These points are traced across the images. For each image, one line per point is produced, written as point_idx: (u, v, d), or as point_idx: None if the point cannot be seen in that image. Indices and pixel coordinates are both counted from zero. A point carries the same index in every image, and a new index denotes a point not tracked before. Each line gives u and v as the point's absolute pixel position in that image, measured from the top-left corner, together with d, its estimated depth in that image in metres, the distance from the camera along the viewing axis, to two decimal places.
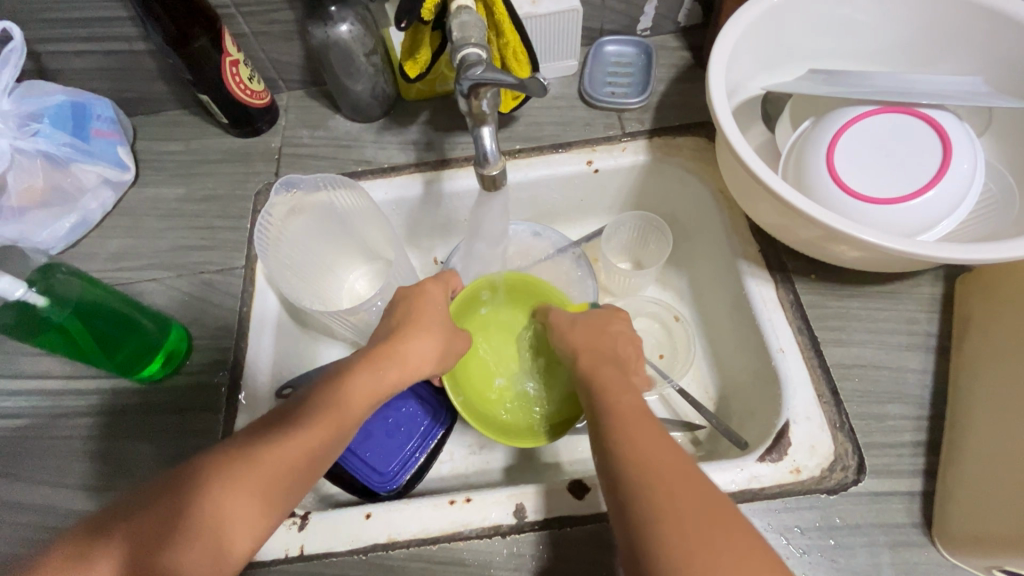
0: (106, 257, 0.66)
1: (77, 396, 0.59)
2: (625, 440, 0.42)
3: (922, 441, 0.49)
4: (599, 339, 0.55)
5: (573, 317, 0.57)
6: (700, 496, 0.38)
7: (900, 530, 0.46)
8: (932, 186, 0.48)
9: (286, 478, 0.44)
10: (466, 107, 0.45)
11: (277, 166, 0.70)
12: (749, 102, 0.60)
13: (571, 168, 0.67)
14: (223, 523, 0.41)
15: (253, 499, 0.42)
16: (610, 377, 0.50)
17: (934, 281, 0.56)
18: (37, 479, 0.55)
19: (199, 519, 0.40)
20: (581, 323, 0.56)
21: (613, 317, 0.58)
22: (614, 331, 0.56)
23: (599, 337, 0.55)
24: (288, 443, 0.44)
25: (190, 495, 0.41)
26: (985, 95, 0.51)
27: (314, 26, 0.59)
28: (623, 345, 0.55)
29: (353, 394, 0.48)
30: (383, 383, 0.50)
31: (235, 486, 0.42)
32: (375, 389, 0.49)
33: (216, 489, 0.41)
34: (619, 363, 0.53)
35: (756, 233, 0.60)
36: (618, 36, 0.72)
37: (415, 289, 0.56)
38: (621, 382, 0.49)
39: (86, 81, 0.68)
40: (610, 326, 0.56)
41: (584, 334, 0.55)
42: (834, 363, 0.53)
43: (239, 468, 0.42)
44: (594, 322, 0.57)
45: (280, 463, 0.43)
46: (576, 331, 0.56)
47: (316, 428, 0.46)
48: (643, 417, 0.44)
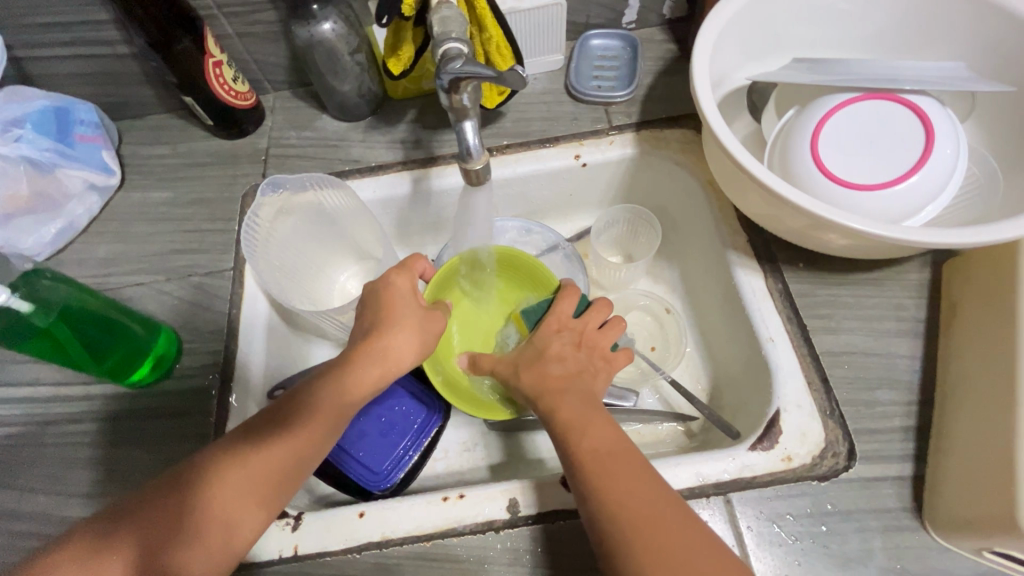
0: (94, 263, 0.66)
1: (67, 403, 0.58)
2: (610, 473, 0.43)
3: (912, 426, 0.50)
4: (546, 371, 0.53)
5: (545, 354, 0.54)
6: (666, 539, 0.40)
7: (891, 515, 0.47)
8: (917, 171, 0.48)
9: (283, 485, 0.45)
10: (447, 102, 0.44)
11: (264, 167, 0.70)
12: (734, 92, 0.60)
13: (560, 163, 0.67)
14: (227, 535, 0.42)
15: (254, 509, 0.44)
16: (571, 404, 0.49)
17: (921, 266, 0.56)
18: (29, 487, 0.55)
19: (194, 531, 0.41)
20: (552, 360, 0.53)
21: (547, 331, 0.57)
22: (552, 351, 0.54)
23: (550, 363, 0.53)
24: (281, 451, 0.45)
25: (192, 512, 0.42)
26: (968, 80, 0.51)
27: (297, 25, 0.59)
28: (572, 355, 0.54)
29: (338, 394, 0.48)
30: (369, 378, 0.50)
31: (235, 500, 0.43)
32: (359, 384, 0.49)
33: (217, 504, 0.43)
34: (574, 380, 0.52)
35: (744, 223, 0.60)
36: (603, 30, 0.72)
37: (380, 282, 0.54)
38: (579, 407, 0.48)
39: (70, 86, 0.67)
40: (556, 348, 0.55)
41: (532, 372, 0.53)
42: (823, 350, 0.53)
43: (236, 483, 0.43)
44: (534, 357, 0.55)
45: (276, 475, 0.45)
46: (525, 373, 0.53)
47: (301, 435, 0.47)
48: (606, 457, 0.44)
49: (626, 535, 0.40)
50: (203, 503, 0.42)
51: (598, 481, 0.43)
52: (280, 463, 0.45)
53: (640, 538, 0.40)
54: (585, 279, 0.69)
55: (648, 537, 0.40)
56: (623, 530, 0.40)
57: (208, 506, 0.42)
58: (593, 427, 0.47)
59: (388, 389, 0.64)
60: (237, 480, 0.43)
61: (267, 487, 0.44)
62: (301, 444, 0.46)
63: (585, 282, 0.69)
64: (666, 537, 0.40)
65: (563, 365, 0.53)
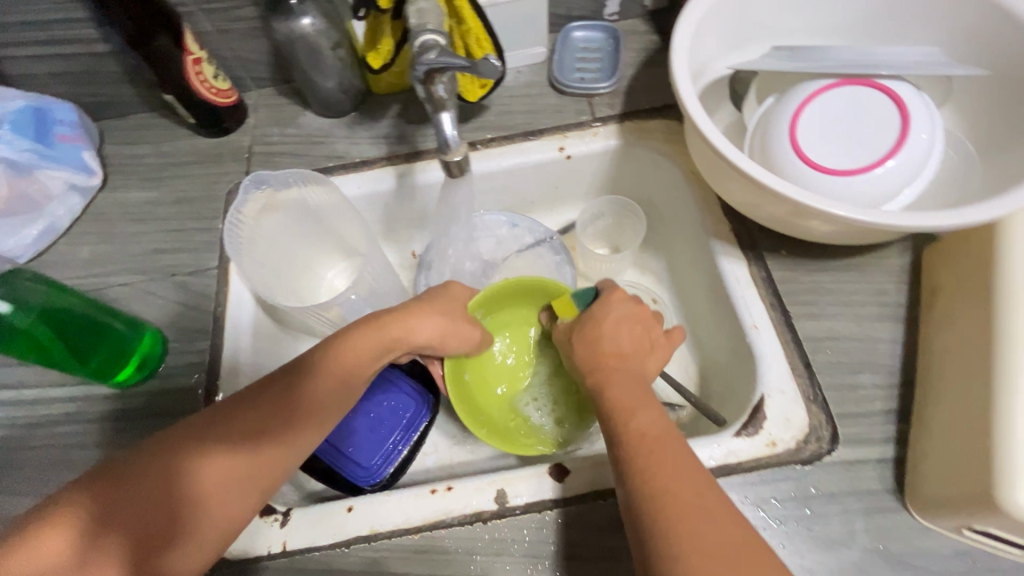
0: (78, 264, 0.65)
1: (52, 404, 0.58)
2: (655, 450, 0.42)
3: (894, 409, 0.50)
4: (601, 347, 0.51)
5: (602, 325, 0.52)
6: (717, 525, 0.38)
7: (874, 496, 0.47)
8: (894, 155, 0.49)
9: (286, 459, 0.46)
10: (424, 93, 0.44)
11: (248, 165, 0.69)
12: (716, 82, 0.60)
13: (544, 155, 0.67)
14: (226, 507, 0.42)
15: (256, 482, 0.44)
16: (623, 380, 0.48)
17: (902, 251, 0.56)
18: (15, 489, 0.55)
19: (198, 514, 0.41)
20: (609, 333, 0.52)
21: (610, 301, 0.54)
22: (611, 324, 0.52)
23: (608, 336, 0.51)
24: (287, 426, 0.46)
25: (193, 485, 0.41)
26: (944, 65, 0.51)
27: (276, 21, 0.58)
28: (630, 328, 0.52)
29: (349, 369, 0.49)
30: (382, 359, 0.51)
31: (237, 474, 0.43)
32: (369, 362, 0.49)
33: (218, 477, 0.42)
34: (630, 357, 0.50)
35: (727, 212, 0.60)
36: (586, 22, 0.72)
37: (440, 288, 0.56)
38: (632, 387, 0.47)
39: (49, 87, 0.67)
40: (615, 323, 0.52)
41: (590, 345, 0.51)
42: (806, 336, 0.54)
43: (240, 456, 0.43)
44: (593, 328, 0.52)
45: (279, 449, 0.45)
46: (581, 346, 0.52)
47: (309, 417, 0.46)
48: (659, 436, 0.43)
49: (676, 511, 0.38)
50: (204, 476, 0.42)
51: (649, 456, 0.42)
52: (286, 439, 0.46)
53: (689, 517, 0.38)
54: (572, 272, 0.70)
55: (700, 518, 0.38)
56: (668, 505, 0.39)
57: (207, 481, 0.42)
58: (645, 409, 0.45)
59: (376, 385, 0.63)
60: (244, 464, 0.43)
61: (269, 461, 0.45)
62: (308, 420, 0.46)
63: (572, 274, 0.69)
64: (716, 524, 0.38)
65: (619, 340, 0.51)
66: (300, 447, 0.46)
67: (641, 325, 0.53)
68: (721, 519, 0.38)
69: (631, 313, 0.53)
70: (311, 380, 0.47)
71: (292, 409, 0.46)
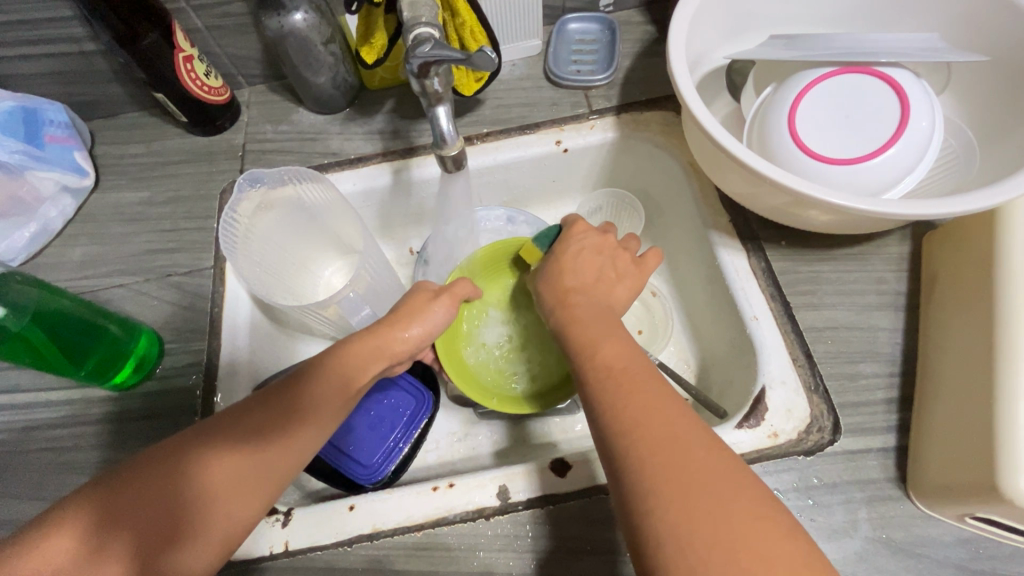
0: (72, 266, 0.65)
1: (49, 408, 0.58)
2: (631, 392, 0.41)
3: (895, 398, 0.50)
4: (563, 280, 0.54)
5: (565, 259, 0.55)
6: (696, 459, 0.37)
7: (876, 486, 0.47)
8: (894, 144, 0.48)
9: (289, 466, 0.44)
10: (419, 87, 0.44)
11: (241, 163, 0.69)
12: (713, 72, 0.60)
13: (541, 149, 0.67)
14: (228, 512, 0.41)
15: (259, 488, 0.42)
16: (587, 314, 0.50)
17: (901, 239, 0.56)
18: (13, 494, 0.54)
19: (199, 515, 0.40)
20: (572, 266, 0.54)
21: (573, 237, 0.57)
22: (573, 259, 0.55)
23: (570, 269, 0.54)
24: (290, 430, 0.44)
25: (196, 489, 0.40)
26: (943, 51, 0.51)
27: (266, 16, 0.57)
28: (591, 257, 0.55)
29: (355, 369, 0.48)
30: (388, 362, 0.50)
31: (240, 479, 0.42)
32: (375, 363, 0.49)
33: (221, 482, 0.41)
34: (593, 288, 0.53)
35: (725, 203, 0.60)
36: (581, 14, 0.71)
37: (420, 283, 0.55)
38: (597, 321, 0.49)
39: (37, 86, 0.66)
40: (577, 256, 0.55)
41: (553, 278, 0.54)
42: (807, 327, 0.54)
43: (244, 460, 0.42)
44: (556, 262, 0.55)
45: (282, 454, 0.43)
46: (545, 281, 0.55)
47: (313, 417, 0.45)
48: (631, 372, 0.43)
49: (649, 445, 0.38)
50: (207, 479, 0.41)
51: (623, 394, 0.41)
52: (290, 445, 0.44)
53: (664, 450, 0.37)
54: None
55: (677, 451, 0.37)
56: (640, 441, 0.38)
57: (210, 485, 0.41)
58: (613, 346, 0.46)
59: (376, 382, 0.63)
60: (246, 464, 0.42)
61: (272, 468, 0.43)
62: (313, 423, 0.45)
63: None
64: (694, 461, 0.37)
65: (582, 273, 0.54)
66: (303, 455, 0.45)
67: (604, 262, 0.55)
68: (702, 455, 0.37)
69: (595, 249, 0.56)
70: (316, 382, 0.46)
71: (297, 411, 0.45)
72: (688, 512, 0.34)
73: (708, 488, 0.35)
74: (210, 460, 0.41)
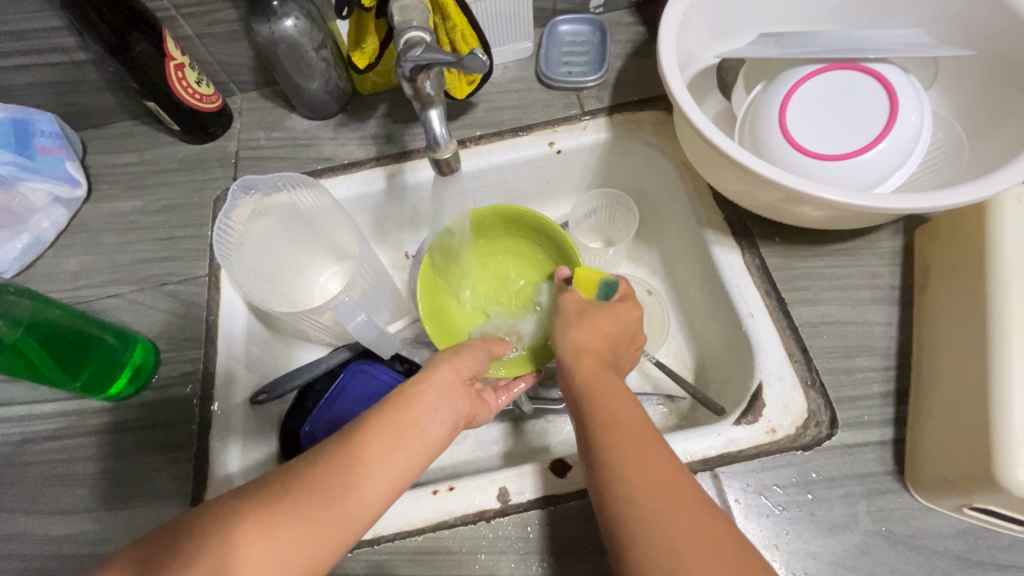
0: (65, 277, 0.64)
1: (44, 421, 0.57)
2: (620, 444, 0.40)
3: (891, 391, 0.50)
4: (599, 343, 0.50)
5: (614, 319, 0.51)
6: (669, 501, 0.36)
7: (875, 479, 0.47)
8: (884, 140, 0.49)
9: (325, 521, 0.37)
10: (412, 91, 0.44)
11: (235, 170, 0.69)
12: (704, 71, 0.60)
13: (534, 151, 0.67)
14: (244, 555, 0.34)
15: (288, 531, 0.36)
16: (611, 381, 0.45)
17: (893, 234, 0.57)
18: (9, 508, 0.54)
19: (215, 533, 0.35)
20: (620, 327, 0.51)
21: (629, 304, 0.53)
22: (614, 325, 0.51)
23: (597, 320, 0.51)
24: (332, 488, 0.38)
25: (220, 521, 0.35)
26: (930, 46, 0.51)
27: (257, 23, 0.57)
28: (628, 329, 0.52)
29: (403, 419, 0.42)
30: (435, 420, 0.43)
31: (266, 526, 0.35)
32: (421, 406, 0.43)
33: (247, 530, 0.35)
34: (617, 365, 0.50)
35: (719, 201, 0.60)
36: (571, 15, 0.71)
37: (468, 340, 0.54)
38: (618, 384, 0.45)
39: (27, 97, 0.65)
40: (609, 314, 0.51)
41: (592, 337, 0.49)
42: (802, 322, 0.54)
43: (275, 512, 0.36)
44: (600, 313, 0.51)
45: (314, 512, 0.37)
46: (585, 328, 0.50)
47: (355, 455, 0.39)
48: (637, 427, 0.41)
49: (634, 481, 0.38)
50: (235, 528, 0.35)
51: (613, 431, 0.41)
52: (332, 505, 0.37)
53: (639, 486, 0.37)
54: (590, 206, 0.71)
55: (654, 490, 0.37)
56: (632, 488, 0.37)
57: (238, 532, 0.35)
58: (622, 402, 0.43)
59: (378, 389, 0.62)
60: (274, 495, 0.37)
61: (305, 533, 0.36)
62: (359, 461, 0.39)
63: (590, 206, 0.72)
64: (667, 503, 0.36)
65: (613, 340, 0.51)
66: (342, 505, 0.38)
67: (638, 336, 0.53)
68: (683, 504, 0.36)
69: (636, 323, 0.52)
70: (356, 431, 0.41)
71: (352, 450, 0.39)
72: (650, 547, 0.35)
73: (678, 530, 0.35)
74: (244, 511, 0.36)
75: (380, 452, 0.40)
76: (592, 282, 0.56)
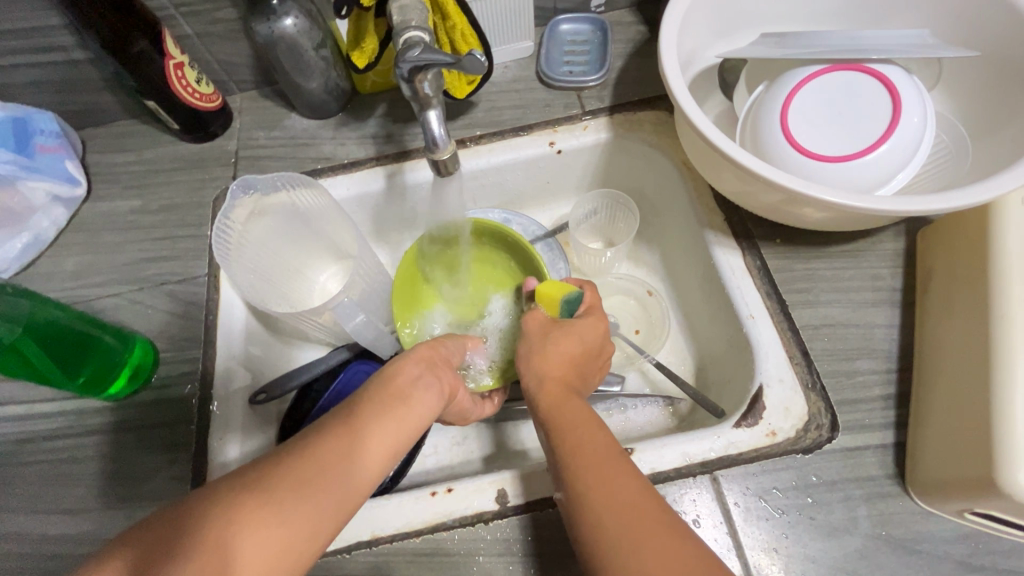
0: (65, 276, 0.64)
1: (44, 420, 0.57)
2: (586, 473, 0.39)
3: (892, 394, 0.50)
4: (560, 360, 0.49)
5: (574, 334, 0.51)
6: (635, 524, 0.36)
7: (875, 483, 0.47)
8: (886, 141, 0.48)
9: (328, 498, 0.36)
10: (410, 91, 0.44)
11: (235, 170, 0.69)
12: (705, 72, 0.60)
13: (534, 151, 0.67)
14: (249, 538, 0.33)
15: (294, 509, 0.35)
16: (573, 404, 0.45)
17: (895, 236, 0.56)
18: (8, 508, 0.54)
19: (217, 516, 0.33)
20: (576, 338, 0.51)
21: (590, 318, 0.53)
22: (572, 339, 0.51)
23: (561, 342, 0.50)
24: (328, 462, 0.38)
25: (218, 506, 0.34)
26: (934, 46, 0.51)
27: (257, 22, 0.57)
28: (591, 343, 0.52)
29: (391, 395, 0.44)
30: (421, 393, 0.45)
31: (270, 507, 0.34)
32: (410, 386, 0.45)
33: (247, 509, 0.34)
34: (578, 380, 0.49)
35: (719, 202, 0.60)
36: (572, 15, 0.71)
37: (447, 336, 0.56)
38: (580, 406, 0.45)
39: (27, 96, 0.65)
40: (570, 335, 0.51)
41: (551, 355, 0.49)
42: (803, 324, 0.54)
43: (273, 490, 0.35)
44: (562, 333, 0.51)
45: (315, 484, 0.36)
46: (547, 348, 0.50)
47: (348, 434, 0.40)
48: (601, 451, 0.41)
49: (601, 508, 0.37)
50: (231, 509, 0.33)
51: (576, 454, 0.41)
52: (332, 479, 0.37)
53: (607, 513, 0.37)
54: (587, 209, 0.72)
55: (620, 514, 0.37)
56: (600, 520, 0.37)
57: (237, 511, 0.33)
58: (586, 425, 0.43)
59: None
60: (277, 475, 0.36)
61: (309, 511, 0.35)
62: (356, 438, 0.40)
63: (587, 210, 0.72)
64: (636, 526, 0.36)
65: (573, 355, 0.50)
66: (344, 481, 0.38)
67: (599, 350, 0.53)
68: (652, 531, 0.36)
69: (596, 334, 0.52)
70: (347, 412, 0.41)
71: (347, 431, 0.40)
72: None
73: (647, 555, 0.35)
74: (238, 492, 0.34)
75: (373, 425, 0.41)
76: (555, 299, 0.56)
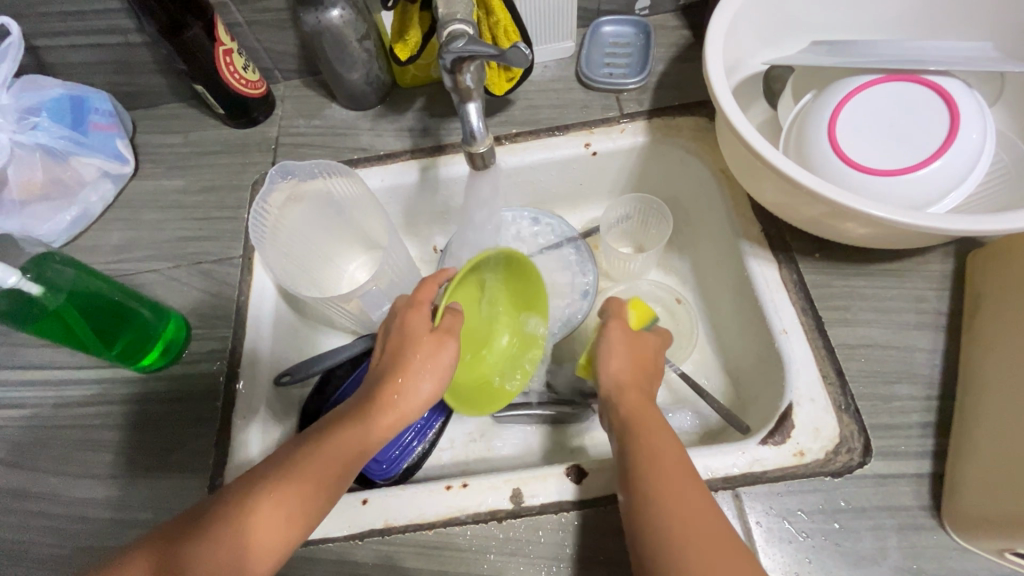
0: (108, 250, 0.67)
1: (80, 386, 0.59)
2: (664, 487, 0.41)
3: (931, 422, 0.48)
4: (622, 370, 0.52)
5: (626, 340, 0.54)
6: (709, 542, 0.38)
7: (908, 513, 0.45)
8: (940, 156, 0.46)
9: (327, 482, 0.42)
10: (451, 83, 0.44)
11: (274, 156, 0.70)
12: (751, 79, 0.58)
13: (569, 151, 0.66)
14: (256, 524, 0.39)
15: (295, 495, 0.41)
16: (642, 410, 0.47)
17: (944, 257, 0.54)
18: (40, 469, 0.56)
19: (237, 497, 0.40)
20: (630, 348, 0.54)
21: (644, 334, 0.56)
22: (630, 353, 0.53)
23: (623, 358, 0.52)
24: (324, 464, 0.42)
25: (238, 493, 0.40)
26: (996, 62, 0.49)
27: (305, 12, 0.58)
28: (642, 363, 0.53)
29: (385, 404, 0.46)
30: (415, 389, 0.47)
31: (280, 495, 0.40)
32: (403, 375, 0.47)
33: (259, 506, 0.40)
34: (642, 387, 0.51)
35: (757, 213, 0.58)
36: (616, 16, 0.70)
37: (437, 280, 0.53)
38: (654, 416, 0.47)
39: (85, 75, 0.68)
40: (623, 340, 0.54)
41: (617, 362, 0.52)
42: (839, 343, 0.51)
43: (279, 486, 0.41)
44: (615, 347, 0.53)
45: (311, 484, 0.41)
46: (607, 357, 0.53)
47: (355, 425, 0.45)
48: (672, 460, 0.43)
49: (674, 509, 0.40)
50: (247, 511, 0.39)
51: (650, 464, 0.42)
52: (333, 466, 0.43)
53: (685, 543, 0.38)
54: (625, 211, 0.71)
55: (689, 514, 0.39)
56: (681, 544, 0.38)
57: (249, 520, 0.39)
58: (659, 436, 0.45)
59: None
60: (292, 463, 0.42)
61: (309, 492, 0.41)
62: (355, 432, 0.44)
63: (624, 211, 0.71)
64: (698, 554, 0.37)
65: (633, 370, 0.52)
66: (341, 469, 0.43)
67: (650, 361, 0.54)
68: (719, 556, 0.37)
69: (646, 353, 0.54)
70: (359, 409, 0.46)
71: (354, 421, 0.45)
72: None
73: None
74: (254, 489, 0.40)
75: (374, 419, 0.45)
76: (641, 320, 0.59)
